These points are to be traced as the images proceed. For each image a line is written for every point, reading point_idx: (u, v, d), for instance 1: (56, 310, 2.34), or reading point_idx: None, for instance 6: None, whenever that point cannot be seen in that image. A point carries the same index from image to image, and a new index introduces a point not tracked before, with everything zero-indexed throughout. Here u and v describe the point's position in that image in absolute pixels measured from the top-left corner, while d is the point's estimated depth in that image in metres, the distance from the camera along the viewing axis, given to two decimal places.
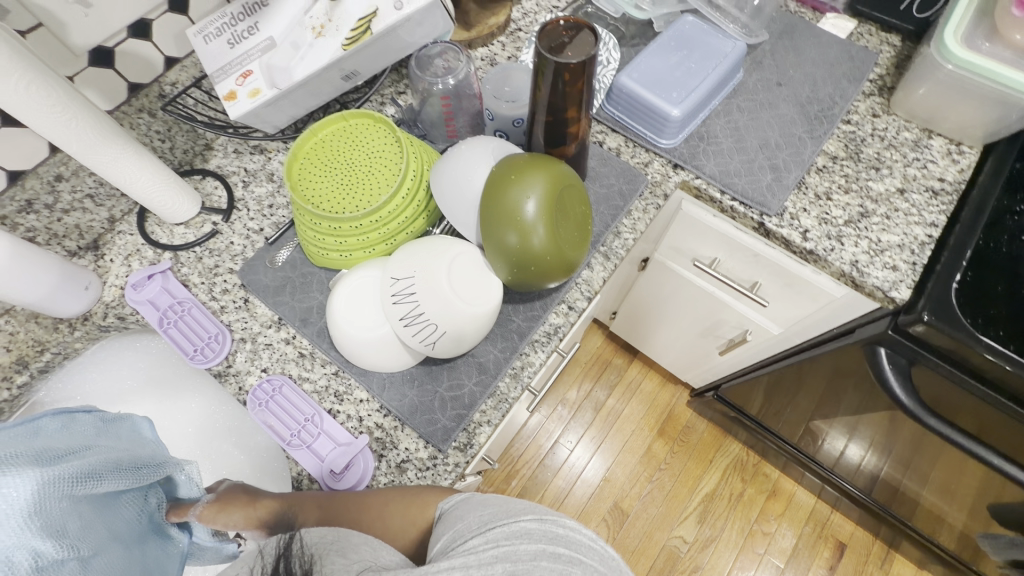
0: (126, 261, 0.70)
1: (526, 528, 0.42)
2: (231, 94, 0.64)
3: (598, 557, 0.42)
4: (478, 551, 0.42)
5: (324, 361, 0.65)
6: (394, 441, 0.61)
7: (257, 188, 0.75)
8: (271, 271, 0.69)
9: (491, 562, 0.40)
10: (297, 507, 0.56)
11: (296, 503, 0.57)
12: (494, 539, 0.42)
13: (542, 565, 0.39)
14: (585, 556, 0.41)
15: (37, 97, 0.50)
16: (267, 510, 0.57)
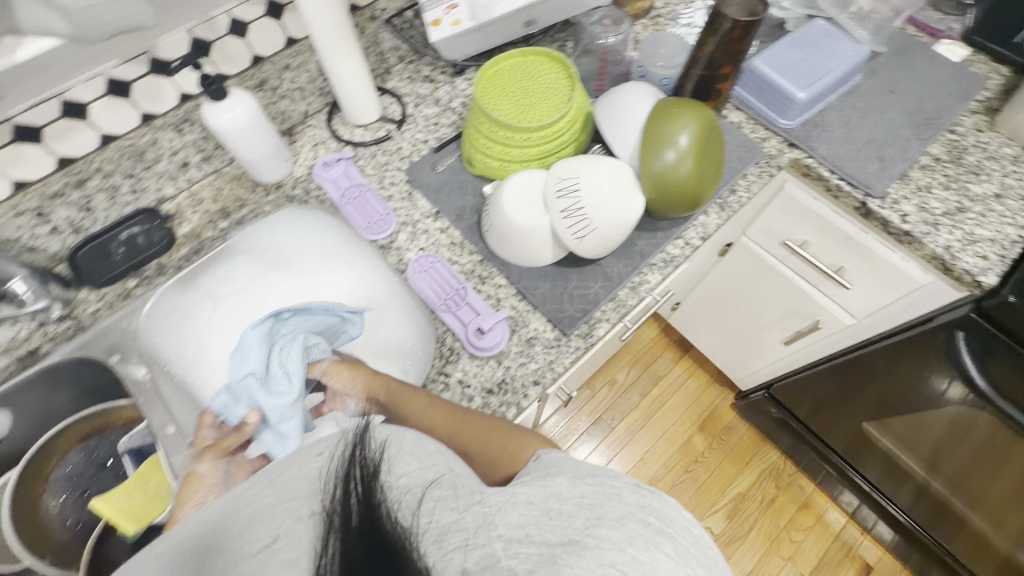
0: (315, 148, 0.85)
1: (617, 488, 0.35)
2: (436, 21, 0.77)
3: (693, 540, 0.33)
4: (563, 496, 0.36)
5: (471, 250, 0.76)
6: (525, 320, 0.71)
7: (425, 109, 0.89)
8: (434, 174, 0.82)
9: (574, 510, 0.34)
10: (407, 397, 0.60)
11: (403, 393, 0.60)
12: (582, 487, 0.36)
13: (630, 527, 0.32)
14: (677, 535, 0.33)
15: None
16: (380, 391, 0.61)
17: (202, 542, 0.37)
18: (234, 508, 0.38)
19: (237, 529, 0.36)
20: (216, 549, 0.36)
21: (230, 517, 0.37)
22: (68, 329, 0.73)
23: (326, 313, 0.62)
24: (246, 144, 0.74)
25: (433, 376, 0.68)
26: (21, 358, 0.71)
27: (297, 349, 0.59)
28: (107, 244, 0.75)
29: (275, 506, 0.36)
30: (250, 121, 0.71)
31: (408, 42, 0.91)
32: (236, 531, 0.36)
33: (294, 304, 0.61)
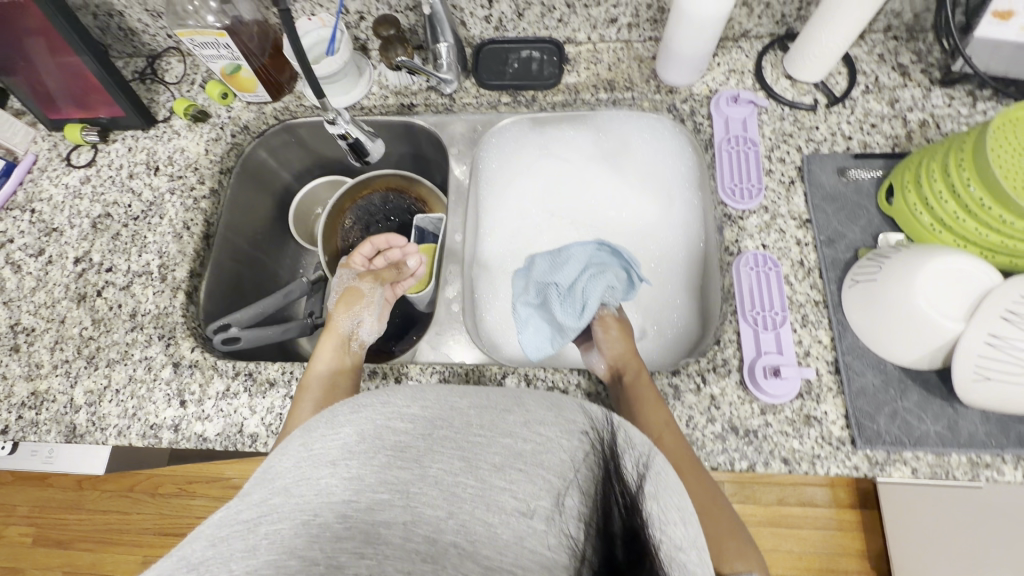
0: (728, 74, 0.75)
1: None
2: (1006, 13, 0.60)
3: None
4: None
5: (814, 283, 0.64)
6: (820, 395, 0.59)
7: (873, 102, 0.72)
8: (833, 180, 0.68)
9: None
10: (651, 402, 0.57)
11: (648, 392, 0.58)
12: None
13: None
14: None
15: None
16: (628, 370, 0.62)
17: (451, 434, 0.35)
18: (486, 427, 0.36)
19: (488, 458, 0.33)
20: (465, 454, 0.34)
21: (482, 435, 0.35)
22: (441, 104, 0.80)
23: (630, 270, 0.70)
24: (699, 37, 0.66)
25: (692, 369, 0.62)
26: (400, 105, 0.80)
27: (601, 284, 0.67)
28: (506, 54, 0.79)
29: (530, 461, 0.33)
30: (706, 18, 0.63)
31: (916, 16, 0.72)
32: (487, 461, 0.33)
33: (611, 246, 0.72)
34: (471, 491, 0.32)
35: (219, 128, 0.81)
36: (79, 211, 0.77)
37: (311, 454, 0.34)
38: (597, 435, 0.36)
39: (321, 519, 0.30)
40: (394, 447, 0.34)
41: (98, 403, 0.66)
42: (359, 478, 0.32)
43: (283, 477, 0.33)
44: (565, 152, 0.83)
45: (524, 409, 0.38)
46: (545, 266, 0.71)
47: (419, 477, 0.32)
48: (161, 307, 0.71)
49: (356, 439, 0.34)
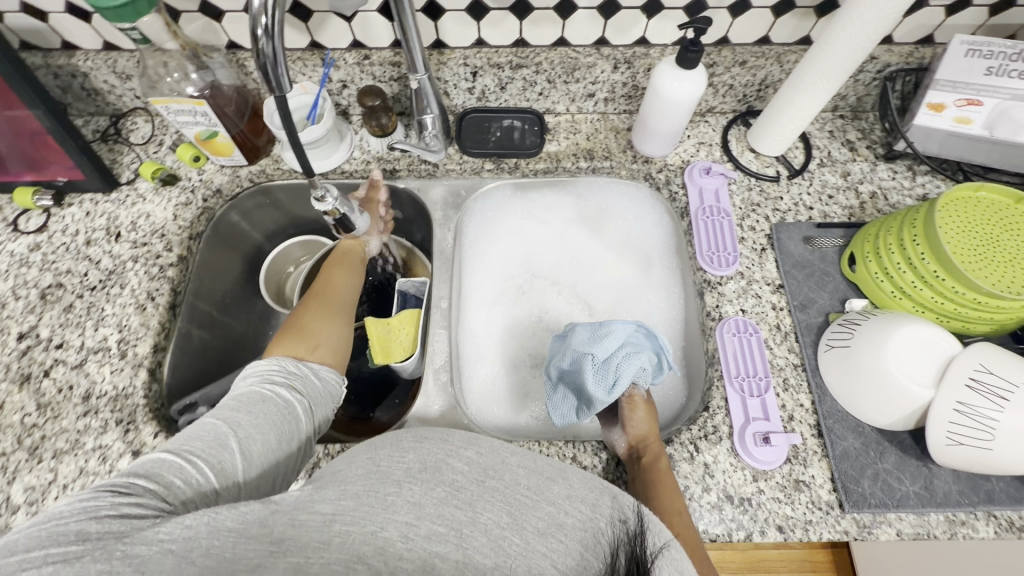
0: (698, 146, 0.80)
1: None
2: (939, 106, 0.67)
3: None
4: None
5: (792, 346, 0.67)
6: (806, 459, 0.61)
7: (828, 174, 0.78)
8: (801, 247, 0.73)
9: None
10: (669, 490, 0.57)
11: (665, 479, 0.58)
12: None
13: None
14: None
15: (890, 17, 0.56)
16: (646, 454, 0.60)
17: (500, 488, 0.43)
18: (533, 490, 0.44)
19: (534, 521, 0.42)
20: (511, 509, 0.42)
21: (529, 497, 0.43)
22: (424, 169, 0.81)
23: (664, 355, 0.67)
24: (677, 113, 0.70)
25: (685, 438, 0.62)
26: (382, 170, 0.80)
27: (636, 363, 0.64)
28: (489, 122, 0.81)
29: (567, 535, 0.41)
30: (677, 99, 0.68)
31: (859, 99, 0.80)
32: (532, 524, 0.41)
33: (648, 328, 0.69)
34: (515, 547, 0.40)
35: (189, 192, 0.77)
36: (26, 281, 0.71)
37: (379, 469, 0.43)
38: (625, 520, 0.43)
39: (387, 533, 0.39)
40: (452, 484, 0.42)
41: (41, 502, 0.59)
42: (420, 504, 0.40)
43: (355, 482, 0.41)
44: (547, 215, 0.85)
45: (566, 480, 0.46)
46: (584, 336, 0.67)
47: (471, 520, 0.40)
48: (119, 387, 0.65)
49: (420, 466, 0.43)
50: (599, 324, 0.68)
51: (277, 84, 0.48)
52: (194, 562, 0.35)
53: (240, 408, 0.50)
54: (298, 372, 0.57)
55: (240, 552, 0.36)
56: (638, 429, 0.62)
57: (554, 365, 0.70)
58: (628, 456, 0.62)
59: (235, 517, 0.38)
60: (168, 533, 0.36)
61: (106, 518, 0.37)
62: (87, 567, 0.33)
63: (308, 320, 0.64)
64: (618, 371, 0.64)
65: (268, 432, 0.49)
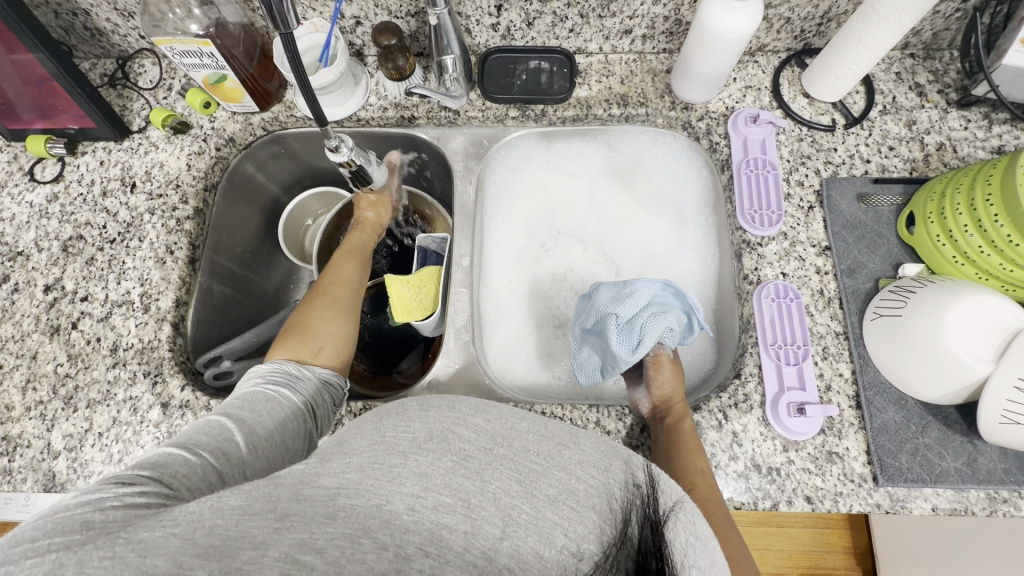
0: (745, 91, 0.72)
1: None
2: None
3: None
4: None
5: (835, 314, 0.63)
6: (841, 431, 0.59)
7: (891, 123, 0.70)
8: (853, 207, 0.67)
9: None
10: (693, 453, 0.55)
11: (687, 440, 0.56)
12: None
13: None
14: None
15: None
16: (669, 414, 0.58)
17: (510, 455, 0.42)
18: (542, 456, 0.43)
19: (544, 488, 0.40)
20: (521, 478, 0.41)
21: (539, 463, 0.42)
22: (444, 117, 0.75)
23: (694, 315, 0.63)
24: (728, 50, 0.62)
25: (714, 406, 0.60)
26: (400, 118, 0.75)
27: (662, 324, 0.61)
28: (514, 64, 0.74)
29: (580, 502, 0.40)
30: (726, 37, 0.60)
31: (936, 35, 0.70)
32: (543, 491, 0.40)
33: (678, 286, 0.64)
34: (525, 516, 0.39)
35: (201, 141, 0.74)
36: (46, 232, 0.70)
37: (385, 440, 0.42)
38: (636, 481, 0.43)
39: (393, 506, 0.38)
40: (460, 453, 0.41)
41: (79, 449, 0.61)
42: (428, 475, 0.39)
43: (361, 455, 0.40)
44: (574, 167, 0.80)
45: (580, 446, 0.45)
46: (608, 295, 0.64)
47: (479, 489, 0.39)
48: (145, 340, 0.65)
49: (425, 436, 0.42)
50: (624, 282, 0.64)
51: (282, 21, 0.43)
52: (197, 544, 0.34)
53: (245, 406, 0.48)
54: (300, 375, 0.54)
55: (244, 530, 0.35)
56: (663, 389, 0.61)
57: (578, 325, 0.67)
58: (652, 418, 0.59)
59: (237, 497, 0.37)
60: (172, 518, 0.35)
61: (109, 508, 0.36)
62: (89, 555, 0.33)
63: (311, 317, 0.60)
64: (642, 332, 0.60)
65: (273, 431, 0.48)
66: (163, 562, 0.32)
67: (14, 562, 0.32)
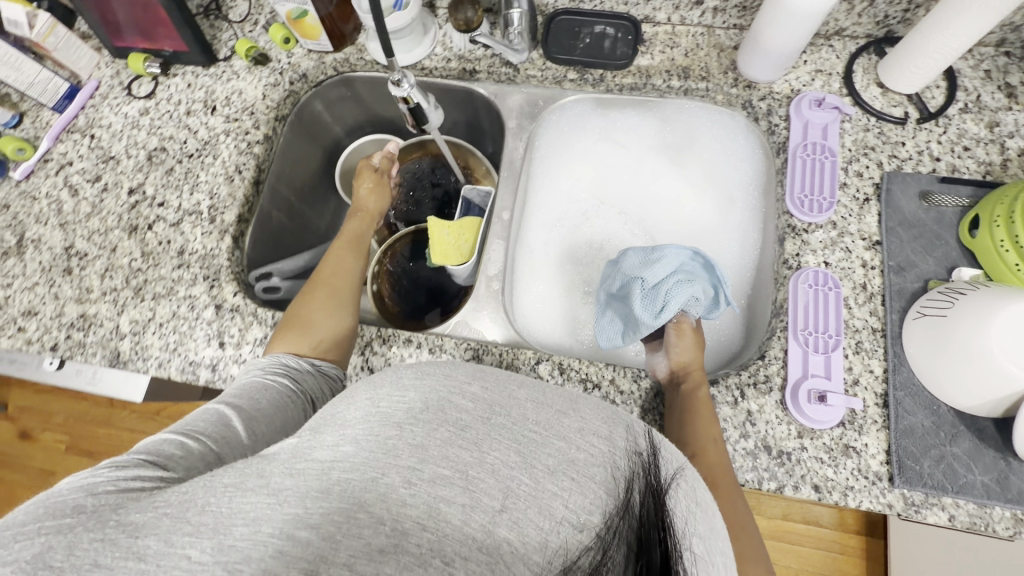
0: (814, 74, 0.70)
1: None
2: None
3: None
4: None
5: (875, 310, 0.61)
6: (862, 427, 0.57)
7: (971, 122, 0.66)
8: (913, 204, 0.64)
9: None
10: (705, 417, 0.55)
11: (703, 408, 0.56)
12: None
13: None
14: None
15: None
16: (686, 382, 0.59)
17: (508, 425, 0.39)
18: (541, 425, 0.39)
19: (543, 458, 0.38)
20: (520, 448, 0.38)
21: (537, 432, 0.39)
22: (504, 73, 0.77)
23: (721, 289, 0.63)
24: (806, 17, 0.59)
25: (731, 382, 0.60)
26: (462, 70, 0.77)
27: (686, 293, 0.60)
28: (579, 27, 0.75)
29: (580, 471, 0.37)
30: (798, 13, 0.59)
31: None
32: (541, 462, 0.37)
33: (708, 257, 0.64)
34: (524, 488, 0.36)
35: (277, 74, 0.79)
36: (136, 142, 0.78)
37: (379, 410, 0.39)
38: (637, 452, 0.41)
39: (388, 479, 0.36)
40: (456, 423, 0.39)
41: (142, 334, 0.68)
42: (423, 446, 0.37)
43: (355, 426, 0.38)
44: (626, 138, 0.80)
45: (579, 415, 0.42)
46: (635, 260, 0.64)
47: (477, 461, 0.37)
48: (208, 248, 0.71)
49: (421, 406, 0.39)
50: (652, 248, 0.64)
51: None
52: (190, 522, 0.34)
53: (242, 398, 0.51)
54: (298, 368, 0.57)
55: None
56: (682, 355, 0.61)
57: (604, 289, 0.68)
58: (667, 382, 0.60)
59: (228, 475, 0.37)
60: (164, 500, 0.36)
61: (102, 493, 0.37)
62: (78, 538, 0.33)
63: (309, 310, 0.63)
64: (667, 297, 0.60)
65: (269, 412, 0.50)
66: (153, 541, 0.33)
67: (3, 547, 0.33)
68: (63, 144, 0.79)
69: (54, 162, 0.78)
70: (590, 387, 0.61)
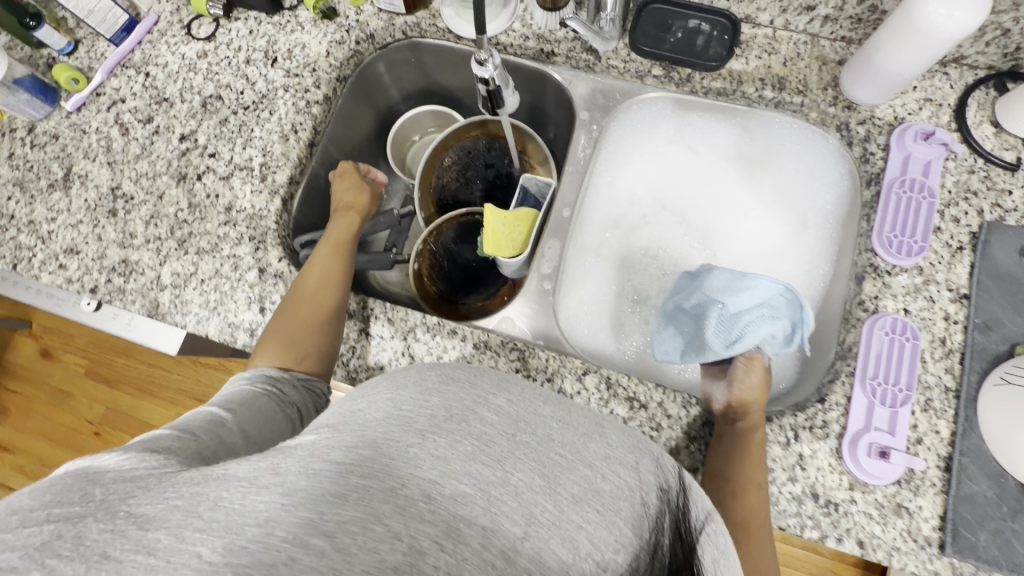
0: (922, 104, 0.64)
1: None
2: None
3: None
4: None
5: (951, 367, 0.57)
6: (918, 487, 0.54)
7: None
8: (1012, 259, 0.59)
9: None
10: (751, 459, 0.53)
11: (754, 449, 0.54)
12: None
13: None
14: None
15: None
16: (742, 420, 0.56)
17: (531, 445, 0.36)
18: (567, 448, 0.37)
19: (568, 485, 0.35)
20: (543, 470, 0.35)
21: (563, 455, 0.36)
22: (584, 60, 0.72)
23: (801, 327, 0.58)
24: (943, 33, 0.54)
25: (786, 422, 0.57)
26: (539, 50, 0.73)
27: (765, 329, 0.58)
28: (672, 19, 0.70)
29: (604, 505, 0.35)
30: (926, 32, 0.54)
31: None
32: (566, 489, 0.35)
33: (802, 296, 0.60)
34: (546, 516, 0.34)
35: (344, 31, 0.75)
36: (191, 86, 0.75)
37: (401, 414, 0.37)
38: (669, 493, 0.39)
39: (408, 492, 0.33)
40: (481, 438, 0.36)
41: (183, 288, 0.67)
42: (446, 459, 0.35)
43: (377, 428, 0.36)
44: (698, 143, 0.75)
45: (604, 438, 0.39)
46: (720, 280, 0.62)
47: (500, 481, 0.34)
48: (256, 208, 0.69)
49: (444, 414, 0.37)
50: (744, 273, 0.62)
51: None
52: (200, 517, 0.32)
53: (234, 400, 0.48)
54: (283, 381, 0.52)
55: None
56: (745, 393, 0.57)
57: (675, 301, 0.66)
58: (720, 415, 0.57)
59: (244, 468, 0.35)
60: (176, 491, 0.34)
61: (105, 483, 0.34)
62: (88, 528, 0.32)
63: (294, 312, 0.59)
64: (743, 329, 0.58)
65: (253, 411, 0.47)
66: (164, 537, 0.31)
67: (10, 530, 0.32)
68: (117, 79, 0.76)
69: (106, 97, 0.75)
70: (636, 407, 0.59)
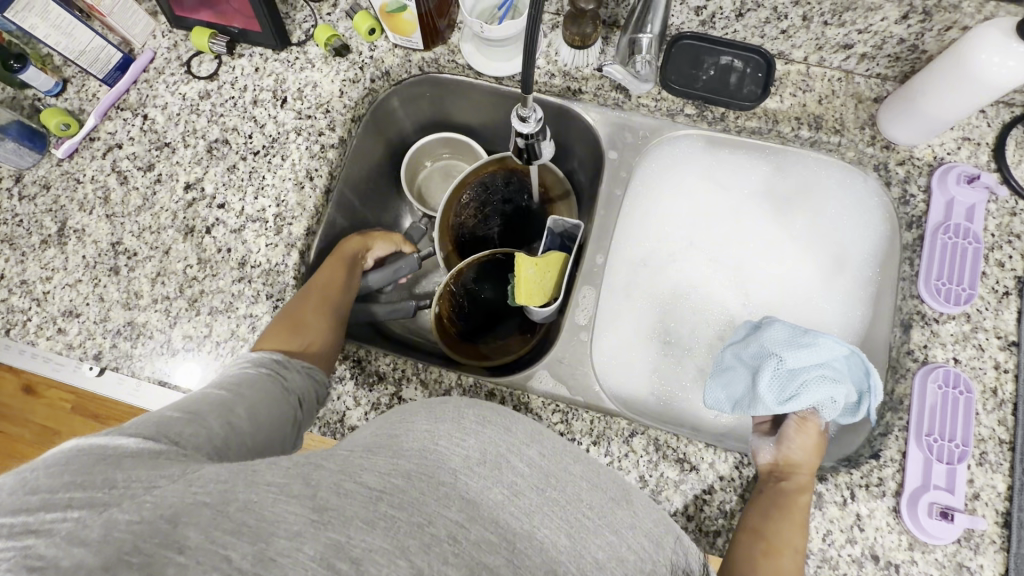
0: (962, 144, 0.63)
1: None
2: None
3: None
4: None
5: (1004, 419, 0.56)
6: (978, 546, 0.53)
7: None
8: None
9: None
10: (789, 520, 0.51)
11: (795, 510, 0.52)
12: None
13: None
14: None
15: None
16: (787, 480, 0.54)
17: (559, 500, 0.37)
18: (596, 511, 0.37)
19: (593, 549, 0.35)
20: (569, 530, 0.35)
21: (591, 518, 0.37)
22: (613, 97, 0.69)
23: (868, 397, 0.57)
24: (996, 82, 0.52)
25: (842, 481, 0.55)
26: (565, 88, 0.70)
27: (824, 390, 0.57)
28: (705, 56, 0.67)
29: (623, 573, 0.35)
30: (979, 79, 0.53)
31: None
32: (590, 553, 0.35)
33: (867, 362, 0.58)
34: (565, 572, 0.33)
35: (358, 68, 0.71)
36: (194, 129, 0.70)
37: (435, 449, 0.36)
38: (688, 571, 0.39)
39: (435, 530, 0.32)
40: (510, 486, 0.36)
41: (197, 352, 0.62)
42: (476, 504, 0.34)
43: (409, 459, 0.35)
44: (728, 181, 0.73)
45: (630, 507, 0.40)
46: (782, 334, 0.62)
47: (526, 534, 0.34)
48: (273, 262, 0.65)
49: (479, 456, 0.37)
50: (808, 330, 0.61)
51: None
52: (231, 518, 0.30)
53: (239, 383, 0.46)
54: (287, 363, 0.51)
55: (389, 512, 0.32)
56: (794, 453, 0.55)
57: (730, 350, 0.65)
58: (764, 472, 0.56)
59: (275, 474, 0.34)
60: (202, 486, 0.32)
61: (124, 468, 0.33)
62: (114, 518, 0.30)
63: (311, 328, 0.57)
64: (802, 386, 0.58)
65: (266, 406, 0.45)
66: (194, 535, 0.30)
67: (33, 512, 0.30)
68: (112, 123, 0.71)
69: (102, 142, 0.70)
70: (686, 470, 0.57)
